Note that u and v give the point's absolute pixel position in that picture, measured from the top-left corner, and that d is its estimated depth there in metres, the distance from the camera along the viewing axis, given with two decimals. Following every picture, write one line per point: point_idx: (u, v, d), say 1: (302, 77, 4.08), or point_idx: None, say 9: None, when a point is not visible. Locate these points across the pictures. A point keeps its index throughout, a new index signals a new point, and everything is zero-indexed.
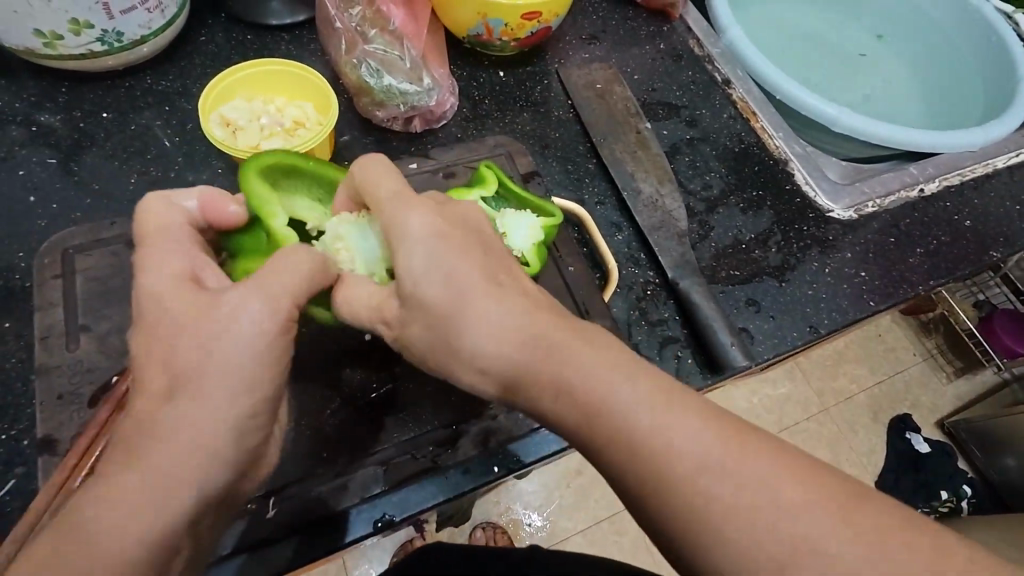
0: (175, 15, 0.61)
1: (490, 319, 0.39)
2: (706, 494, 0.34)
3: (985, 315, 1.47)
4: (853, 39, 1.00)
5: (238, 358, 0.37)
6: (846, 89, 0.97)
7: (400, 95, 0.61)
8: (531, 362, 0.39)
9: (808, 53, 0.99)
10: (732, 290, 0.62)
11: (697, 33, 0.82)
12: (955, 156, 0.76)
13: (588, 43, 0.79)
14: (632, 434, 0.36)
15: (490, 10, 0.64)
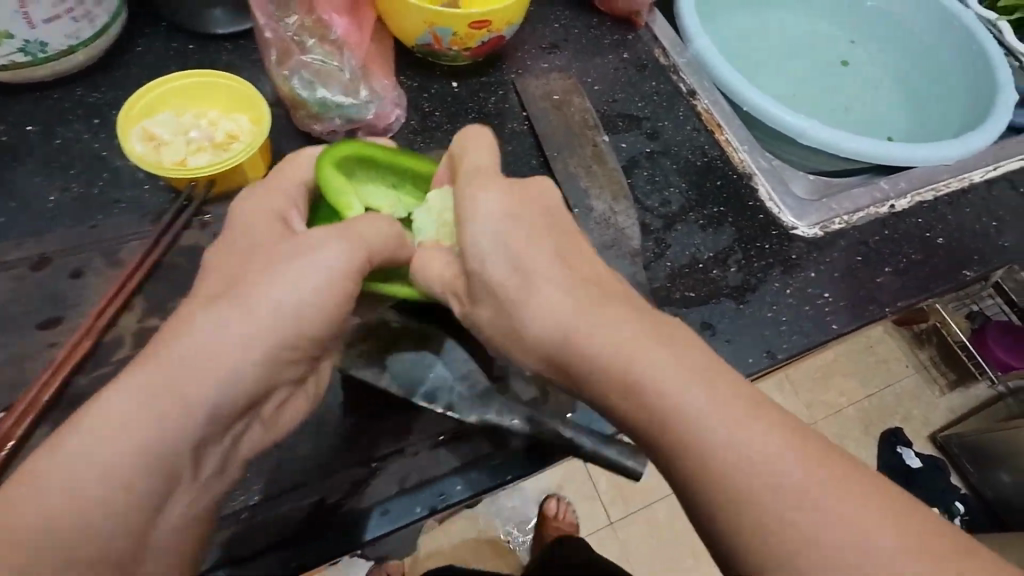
0: (106, 24, 0.59)
1: (559, 293, 0.43)
2: (772, 493, 0.35)
3: (979, 327, 1.42)
4: (831, 47, 0.97)
5: (286, 306, 0.42)
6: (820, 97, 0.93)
7: (336, 107, 0.59)
8: (648, 383, 0.39)
9: (784, 60, 0.96)
10: (686, 313, 0.59)
11: (662, 42, 0.79)
12: (929, 170, 0.73)
13: (549, 52, 0.76)
14: (694, 432, 0.37)
15: (436, 18, 0.61)
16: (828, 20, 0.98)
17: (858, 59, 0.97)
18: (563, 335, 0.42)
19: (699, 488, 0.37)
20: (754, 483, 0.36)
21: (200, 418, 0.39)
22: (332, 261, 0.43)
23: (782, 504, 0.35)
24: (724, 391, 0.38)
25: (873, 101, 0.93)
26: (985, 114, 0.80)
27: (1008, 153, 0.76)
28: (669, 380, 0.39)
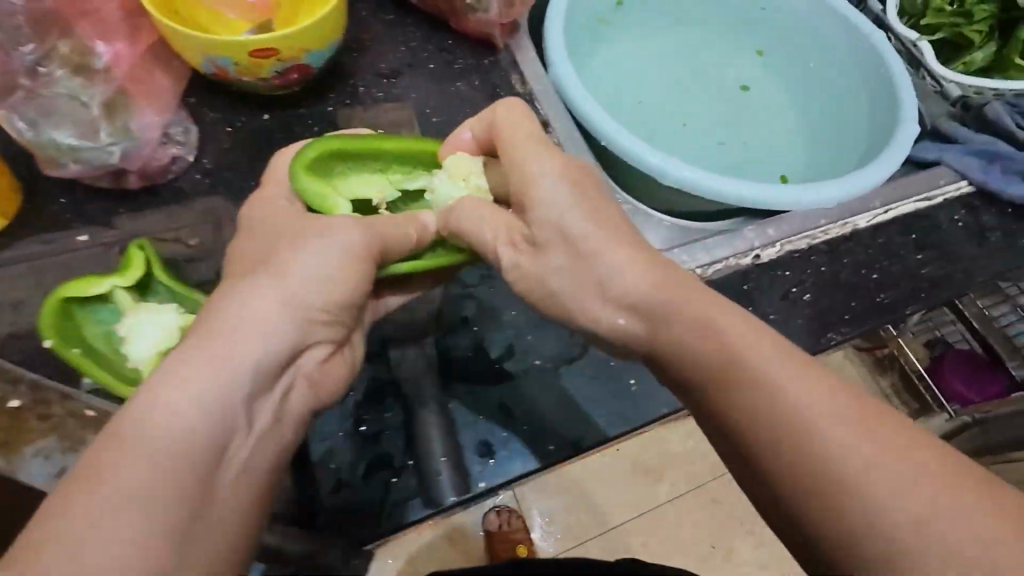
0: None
1: (629, 257, 0.41)
2: (863, 494, 0.32)
3: (937, 356, 1.31)
4: (740, 49, 0.85)
5: (302, 279, 0.42)
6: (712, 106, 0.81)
7: (69, 151, 0.51)
8: (750, 359, 0.36)
9: (682, 57, 0.83)
10: (486, 390, 0.51)
11: (521, 67, 0.71)
12: (805, 214, 0.65)
13: (388, 80, 0.68)
14: (737, 393, 0.36)
15: (210, 46, 0.53)
16: (746, 14, 0.85)
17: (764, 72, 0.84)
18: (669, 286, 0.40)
19: (752, 449, 0.36)
20: (870, 484, 0.32)
21: (249, 374, 0.38)
22: (315, 261, 0.43)
23: (827, 458, 0.33)
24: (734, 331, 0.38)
25: (769, 119, 0.81)
26: (882, 148, 0.71)
27: (900, 193, 0.68)
28: (701, 336, 0.38)
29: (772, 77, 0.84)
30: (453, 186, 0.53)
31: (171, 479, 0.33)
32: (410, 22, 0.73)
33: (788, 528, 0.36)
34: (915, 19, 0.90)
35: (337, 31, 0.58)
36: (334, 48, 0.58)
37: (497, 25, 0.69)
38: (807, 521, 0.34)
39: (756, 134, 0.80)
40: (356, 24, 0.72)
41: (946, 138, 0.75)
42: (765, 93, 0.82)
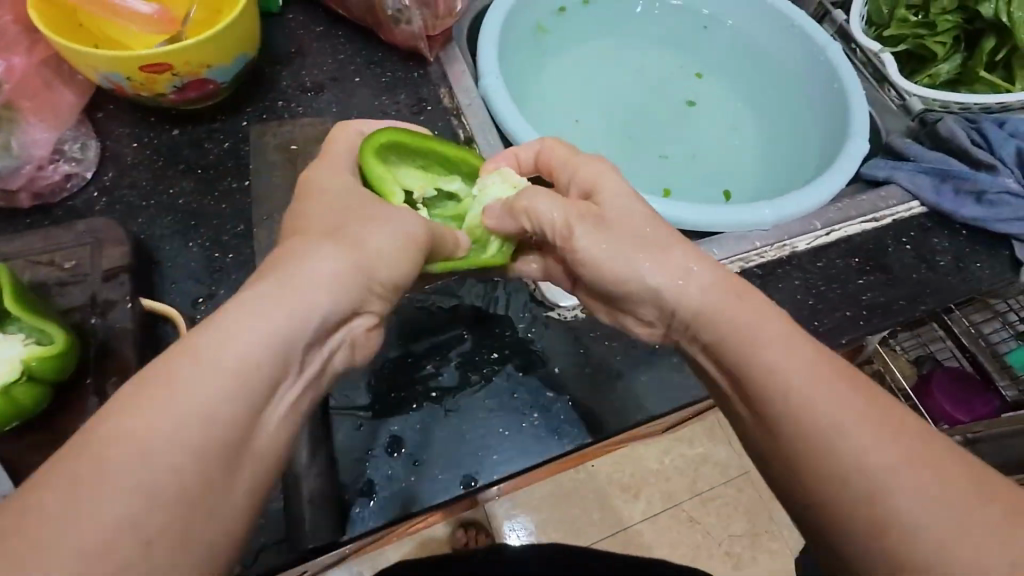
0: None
1: (685, 248, 0.43)
2: (861, 474, 0.32)
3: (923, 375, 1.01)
4: (688, 65, 0.82)
5: (374, 258, 0.38)
6: (658, 119, 0.77)
7: None
8: (768, 333, 0.37)
9: (628, 71, 0.80)
10: (373, 422, 0.48)
11: (451, 79, 0.69)
12: (738, 235, 0.62)
13: (311, 94, 0.66)
14: (752, 352, 0.37)
15: (99, 61, 0.52)
16: (692, 32, 0.83)
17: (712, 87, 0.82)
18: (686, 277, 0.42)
19: (768, 406, 0.35)
20: (857, 458, 0.32)
21: (279, 361, 0.33)
22: (405, 233, 0.40)
23: (839, 423, 0.33)
24: (750, 308, 0.39)
25: (718, 133, 0.77)
26: (832, 162, 0.68)
27: (844, 215, 0.64)
28: (724, 304, 0.39)
29: (722, 89, 0.81)
30: (504, 187, 0.50)
31: (196, 458, 0.29)
32: (339, 32, 0.71)
33: (786, 496, 0.36)
34: (881, 28, 0.85)
35: (240, 49, 0.56)
36: (237, 66, 0.57)
37: (422, 38, 0.67)
38: (805, 497, 0.34)
39: (705, 149, 0.75)
40: (283, 33, 0.70)
41: (899, 155, 0.71)
42: (715, 105, 0.79)
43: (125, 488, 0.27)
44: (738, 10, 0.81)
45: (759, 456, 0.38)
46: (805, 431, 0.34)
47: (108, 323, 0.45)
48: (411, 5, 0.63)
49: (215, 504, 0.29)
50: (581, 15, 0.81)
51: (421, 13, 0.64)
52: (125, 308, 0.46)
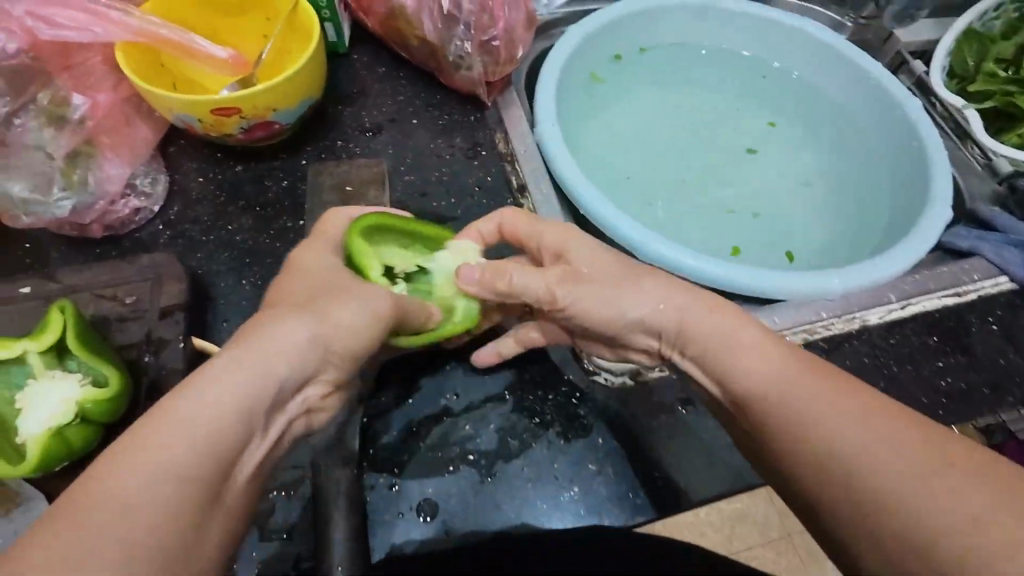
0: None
1: (660, 299, 0.45)
2: (841, 457, 0.35)
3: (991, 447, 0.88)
4: (752, 115, 0.79)
5: (355, 323, 0.41)
6: (718, 169, 0.74)
7: (21, 204, 0.52)
8: (742, 338, 0.41)
9: (687, 118, 0.77)
10: (408, 483, 0.46)
11: (508, 125, 0.68)
12: (801, 303, 0.57)
13: (369, 134, 0.67)
14: (744, 363, 0.41)
15: (174, 103, 0.54)
16: (758, 83, 0.81)
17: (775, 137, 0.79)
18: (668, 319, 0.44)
19: (766, 411, 0.39)
20: (841, 436, 0.36)
21: (266, 400, 0.36)
22: (381, 307, 0.43)
23: (835, 422, 0.36)
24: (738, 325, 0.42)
25: (779, 189, 0.73)
26: (912, 227, 0.63)
27: (922, 288, 0.59)
28: (718, 321, 0.43)
29: (787, 140, 0.77)
30: (462, 253, 0.52)
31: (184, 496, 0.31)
32: (402, 74, 0.72)
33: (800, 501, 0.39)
34: (965, 82, 0.79)
35: (305, 92, 0.57)
36: (302, 108, 0.59)
37: (482, 84, 0.67)
38: (811, 491, 0.37)
39: (764, 205, 0.72)
40: (348, 74, 0.71)
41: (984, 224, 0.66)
42: (779, 157, 0.76)
43: (117, 512, 0.29)
44: (810, 64, 0.78)
45: (761, 453, 0.41)
46: (806, 432, 0.37)
47: (159, 363, 0.46)
48: (473, 53, 0.63)
49: (213, 507, 0.33)
50: (642, 61, 0.80)
51: (483, 60, 0.64)
52: (176, 347, 0.47)
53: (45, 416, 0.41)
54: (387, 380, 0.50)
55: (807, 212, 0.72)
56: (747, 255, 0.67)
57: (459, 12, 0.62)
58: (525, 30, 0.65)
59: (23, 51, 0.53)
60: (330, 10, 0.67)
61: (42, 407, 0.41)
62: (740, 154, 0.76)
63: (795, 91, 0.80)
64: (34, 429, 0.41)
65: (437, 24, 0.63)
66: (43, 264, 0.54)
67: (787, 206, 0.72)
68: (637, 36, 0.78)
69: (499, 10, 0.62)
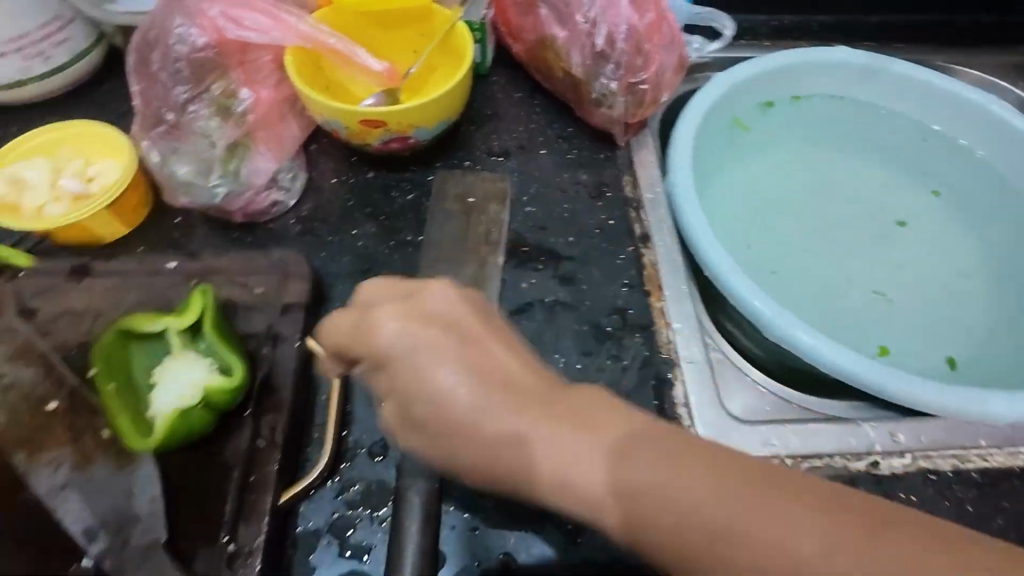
0: (66, 64, 0.64)
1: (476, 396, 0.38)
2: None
3: None
4: (911, 188, 0.70)
5: None
6: (860, 245, 0.67)
7: (183, 184, 0.56)
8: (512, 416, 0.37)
9: (834, 184, 0.70)
10: (489, 531, 0.45)
11: (638, 170, 0.66)
12: (955, 423, 0.50)
13: (496, 158, 0.67)
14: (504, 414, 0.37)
15: (329, 110, 0.56)
16: (922, 153, 0.72)
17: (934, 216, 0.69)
18: (488, 423, 0.38)
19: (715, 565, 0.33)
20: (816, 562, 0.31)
21: None
22: None
23: (716, 531, 0.33)
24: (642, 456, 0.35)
25: (939, 277, 0.64)
26: None
27: None
28: (579, 443, 0.36)
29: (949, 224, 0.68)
30: None
31: None
32: (537, 102, 0.71)
33: None
34: None
35: (446, 112, 0.58)
36: (439, 129, 0.59)
37: (620, 124, 0.65)
38: None
39: (917, 294, 0.63)
40: (485, 95, 0.72)
41: None
42: (936, 242, 0.67)
43: None
44: (987, 142, 0.69)
45: None
46: (761, 567, 0.32)
47: (274, 357, 0.47)
48: (618, 92, 0.61)
49: None
50: (789, 115, 0.74)
51: (626, 100, 0.62)
52: (291, 344, 0.48)
53: (174, 396, 0.42)
54: None
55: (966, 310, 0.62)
56: (892, 351, 0.59)
57: (612, 51, 0.60)
58: (674, 75, 0.63)
59: (210, 46, 0.57)
60: (481, 32, 0.68)
61: (172, 389, 0.43)
62: (888, 231, 0.67)
63: (965, 172, 0.70)
64: (165, 408, 0.43)
65: (586, 59, 0.62)
66: (186, 243, 0.57)
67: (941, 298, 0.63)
68: (787, 90, 0.73)
69: (654, 53, 0.60)
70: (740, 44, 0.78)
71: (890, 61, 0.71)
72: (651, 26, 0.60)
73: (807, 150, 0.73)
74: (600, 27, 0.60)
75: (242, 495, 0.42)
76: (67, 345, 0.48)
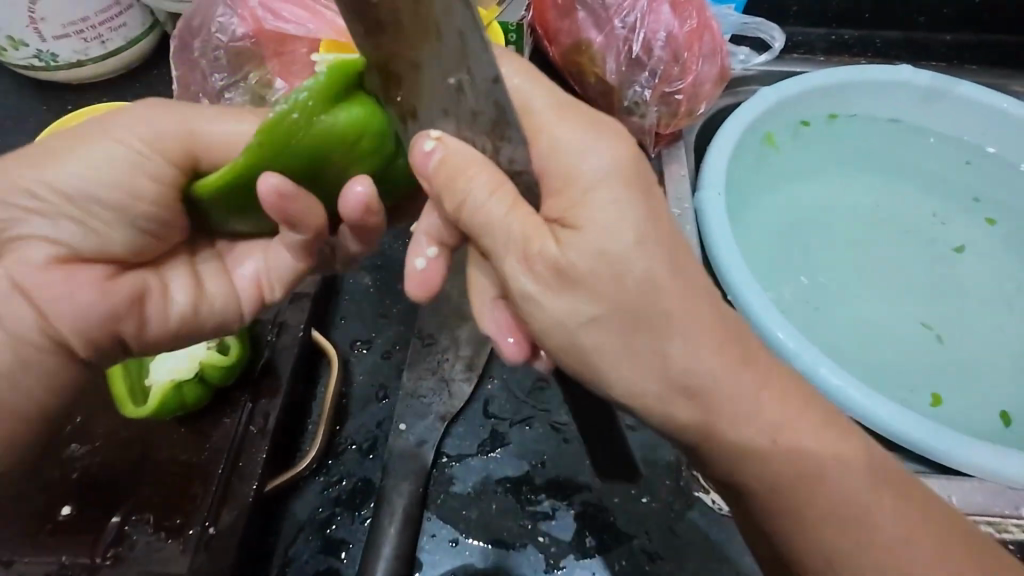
0: (121, 48, 0.65)
1: (642, 247, 0.32)
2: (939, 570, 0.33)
3: None
4: (970, 222, 0.64)
5: (473, 193, 0.33)
6: (907, 277, 0.61)
7: None
8: (729, 354, 0.34)
9: (886, 213, 0.64)
10: (467, 543, 0.43)
11: (668, 183, 0.62)
12: (996, 486, 0.45)
13: None
14: (598, 364, 0.34)
15: None
16: (978, 178, 0.66)
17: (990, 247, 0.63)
18: (618, 276, 0.32)
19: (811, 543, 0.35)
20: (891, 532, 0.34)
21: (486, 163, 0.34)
22: (425, 163, 0.33)
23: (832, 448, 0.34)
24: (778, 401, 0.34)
25: (995, 321, 0.58)
26: None
27: None
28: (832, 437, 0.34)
29: (1002, 259, 0.62)
30: None
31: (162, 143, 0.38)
32: None
33: None
34: None
35: None
36: None
37: (651, 134, 0.62)
38: None
39: (971, 339, 0.57)
40: None
41: None
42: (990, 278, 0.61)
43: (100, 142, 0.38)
44: None
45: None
46: None
47: (277, 344, 0.48)
48: (651, 101, 0.60)
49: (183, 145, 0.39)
50: (840, 133, 0.68)
51: (659, 110, 0.60)
52: (294, 335, 0.48)
53: (171, 369, 0.45)
54: (473, 425, 0.48)
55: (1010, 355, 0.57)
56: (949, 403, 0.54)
57: (648, 58, 0.59)
58: (713, 87, 0.61)
59: (249, 35, 0.56)
60: (517, 32, 0.64)
61: (173, 363, 0.46)
62: (940, 264, 0.62)
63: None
64: (164, 377, 0.45)
65: (620, 66, 0.60)
66: None
67: (989, 342, 0.57)
68: (840, 109, 0.68)
69: (692, 62, 0.59)
70: (790, 58, 0.73)
71: (959, 83, 0.65)
72: (690, 34, 0.58)
73: (859, 172, 0.67)
74: (638, 32, 0.59)
75: (227, 483, 0.42)
76: None
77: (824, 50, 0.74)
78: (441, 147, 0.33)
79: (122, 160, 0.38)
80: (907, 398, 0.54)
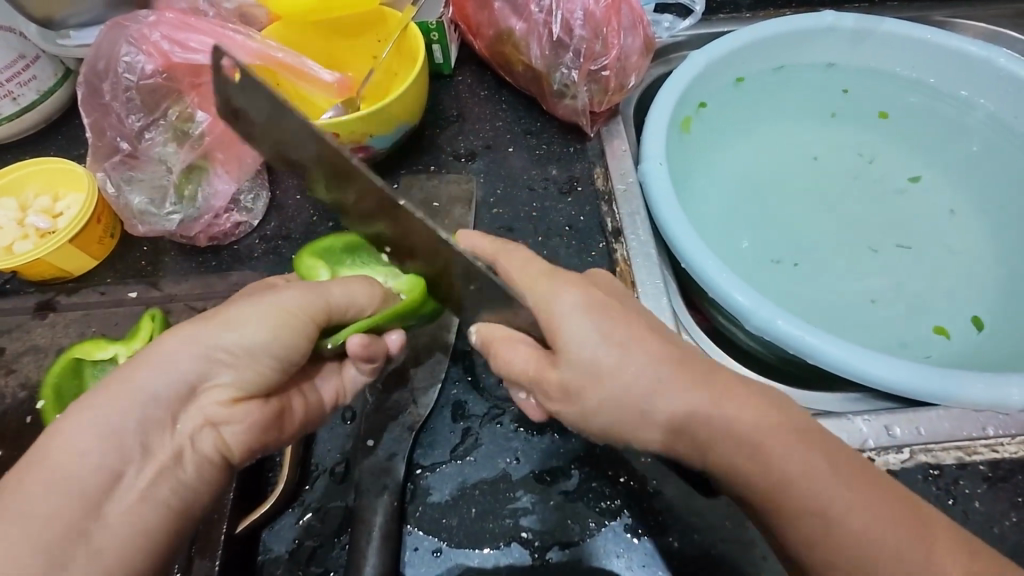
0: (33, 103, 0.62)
1: (609, 324, 0.37)
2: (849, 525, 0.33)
3: None
4: (916, 155, 0.65)
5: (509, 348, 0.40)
6: (854, 219, 0.61)
7: (137, 213, 0.55)
8: (652, 373, 0.36)
9: (825, 163, 0.65)
10: (452, 551, 0.43)
11: (610, 159, 0.61)
12: (962, 411, 0.46)
13: (465, 160, 0.63)
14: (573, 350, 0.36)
15: None
16: (913, 112, 0.67)
17: (932, 179, 0.63)
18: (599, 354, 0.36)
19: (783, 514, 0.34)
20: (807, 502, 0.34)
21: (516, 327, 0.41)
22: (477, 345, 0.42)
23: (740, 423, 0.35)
24: None
25: (946, 248, 0.59)
26: None
27: None
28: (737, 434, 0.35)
29: (944, 189, 0.63)
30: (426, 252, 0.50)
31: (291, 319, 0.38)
32: (504, 97, 0.67)
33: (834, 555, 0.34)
34: None
35: (403, 119, 0.57)
36: (399, 133, 0.58)
37: (585, 114, 0.61)
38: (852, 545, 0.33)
39: (921, 269, 0.58)
40: (451, 96, 0.67)
41: None
42: (934, 207, 0.62)
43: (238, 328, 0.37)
44: (989, 97, 0.63)
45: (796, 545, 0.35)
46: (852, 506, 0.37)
47: None
48: (580, 81, 0.59)
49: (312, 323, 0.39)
50: (772, 88, 0.68)
51: (589, 89, 0.60)
52: None
53: None
54: (444, 431, 0.47)
55: (962, 284, 0.57)
56: (923, 338, 0.54)
57: (569, 39, 0.58)
58: (640, 59, 0.60)
59: (159, 71, 0.55)
60: (439, 32, 0.64)
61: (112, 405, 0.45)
62: (883, 203, 0.62)
63: (957, 129, 0.65)
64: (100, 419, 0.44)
65: (544, 50, 0.59)
66: (147, 268, 0.56)
67: (943, 271, 0.58)
68: (771, 65, 0.67)
69: (613, 37, 0.58)
70: (716, 20, 0.72)
71: (883, 21, 0.64)
72: (608, 9, 0.57)
73: (795, 124, 0.67)
74: (556, 14, 0.58)
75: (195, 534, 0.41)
76: (29, 382, 0.49)
77: (750, 7, 0.73)
78: (481, 335, 0.42)
79: (261, 346, 0.37)
80: (871, 338, 0.54)
